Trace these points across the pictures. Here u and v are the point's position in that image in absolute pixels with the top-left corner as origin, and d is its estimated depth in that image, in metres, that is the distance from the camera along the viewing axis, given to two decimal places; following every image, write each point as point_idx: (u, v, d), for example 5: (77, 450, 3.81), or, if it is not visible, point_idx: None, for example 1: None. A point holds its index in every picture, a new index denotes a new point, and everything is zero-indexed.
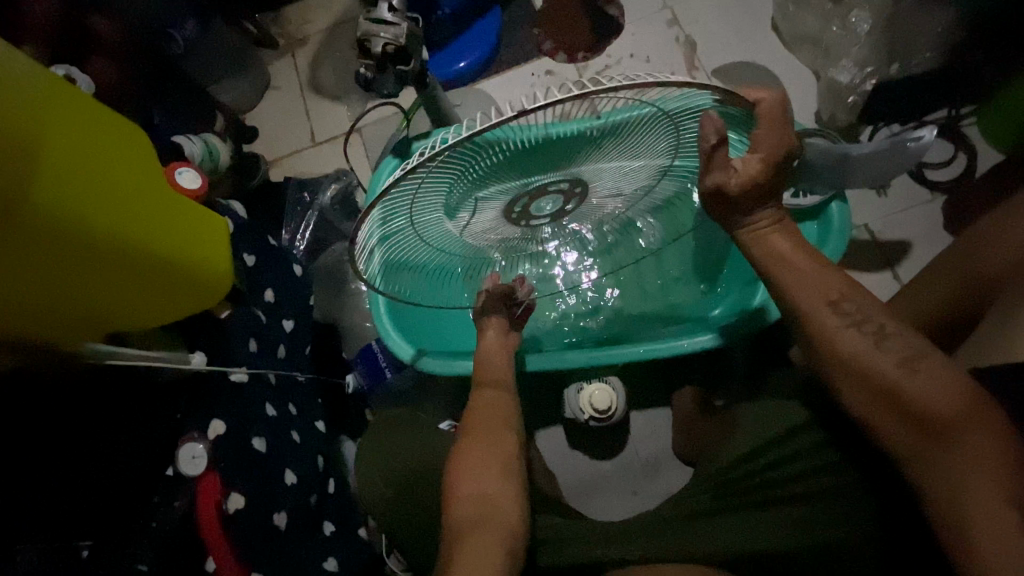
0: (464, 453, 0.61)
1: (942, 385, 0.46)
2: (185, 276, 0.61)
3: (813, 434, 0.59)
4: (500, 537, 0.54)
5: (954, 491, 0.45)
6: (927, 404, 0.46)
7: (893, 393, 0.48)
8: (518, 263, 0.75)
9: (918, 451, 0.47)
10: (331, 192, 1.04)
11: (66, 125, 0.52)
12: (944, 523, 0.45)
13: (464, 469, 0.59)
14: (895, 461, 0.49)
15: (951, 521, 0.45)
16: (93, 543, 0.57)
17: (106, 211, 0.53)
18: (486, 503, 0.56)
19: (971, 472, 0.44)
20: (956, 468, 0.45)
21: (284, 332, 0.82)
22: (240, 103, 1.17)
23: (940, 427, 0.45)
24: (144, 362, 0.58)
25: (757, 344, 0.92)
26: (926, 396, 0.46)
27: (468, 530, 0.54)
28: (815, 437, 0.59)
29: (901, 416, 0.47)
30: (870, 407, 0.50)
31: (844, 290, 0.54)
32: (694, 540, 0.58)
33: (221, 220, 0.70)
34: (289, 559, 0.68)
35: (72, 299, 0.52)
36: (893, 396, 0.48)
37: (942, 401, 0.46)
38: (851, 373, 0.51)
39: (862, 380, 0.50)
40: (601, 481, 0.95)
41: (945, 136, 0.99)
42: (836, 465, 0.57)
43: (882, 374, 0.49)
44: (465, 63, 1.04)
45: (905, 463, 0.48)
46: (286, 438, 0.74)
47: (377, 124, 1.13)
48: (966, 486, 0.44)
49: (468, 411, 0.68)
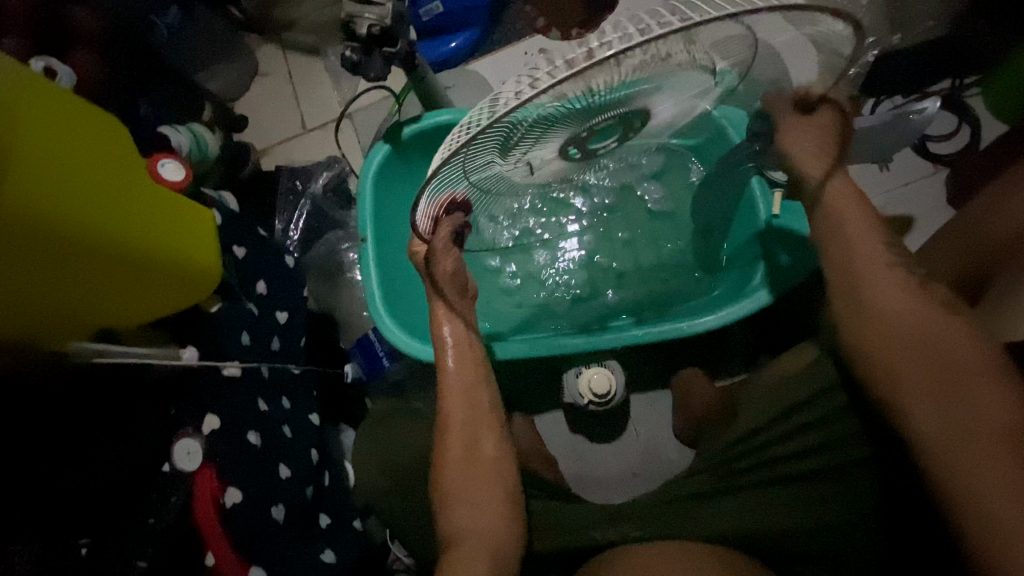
0: (455, 438, 0.59)
1: (966, 351, 0.48)
2: (173, 270, 0.60)
3: (835, 402, 0.58)
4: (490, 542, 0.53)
5: (957, 454, 0.46)
6: (933, 359, 0.49)
7: (903, 349, 0.50)
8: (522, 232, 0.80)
9: (924, 411, 0.48)
10: (323, 180, 1.03)
11: (40, 118, 0.50)
12: (951, 486, 0.46)
13: (458, 457, 0.58)
14: (899, 425, 0.50)
15: (954, 484, 0.46)
16: (91, 541, 0.56)
17: (87, 203, 0.52)
18: (483, 496, 0.55)
19: (973, 431, 0.46)
20: (959, 427, 0.46)
21: (277, 324, 0.81)
22: (226, 92, 1.14)
23: (945, 383, 0.48)
24: (132, 359, 0.57)
25: (757, 321, 0.93)
26: (930, 352, 0.49)
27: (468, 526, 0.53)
28: (836, 404, 0.58)
29: (929, 382, 0.48)
30: (882, 367, 0.51)
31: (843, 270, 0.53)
32: (701, 519, 0.58)
33: (207, 212, 0.69)
34: (287, 550, 0.69)
35: (56, 296, 0.51)
36: (907, 350, 0.50)
37: (950, 357, 0.48)
38: (878, 340, 0.52)
39: (888, 345, 0.51)
40: (602, 465, 0.94)
41: (949, 106, 0.96)
42: (854, 437, 0.57)
43: (896, 331, 0.51)
44: (456, 43, 0.99)
45: (911, 426, 0.49)
46: (277, 434, 0.73)
47: (367, 108, 1.10)
48: (969, 446, 0.46)
49: (442, 384, 0.62)
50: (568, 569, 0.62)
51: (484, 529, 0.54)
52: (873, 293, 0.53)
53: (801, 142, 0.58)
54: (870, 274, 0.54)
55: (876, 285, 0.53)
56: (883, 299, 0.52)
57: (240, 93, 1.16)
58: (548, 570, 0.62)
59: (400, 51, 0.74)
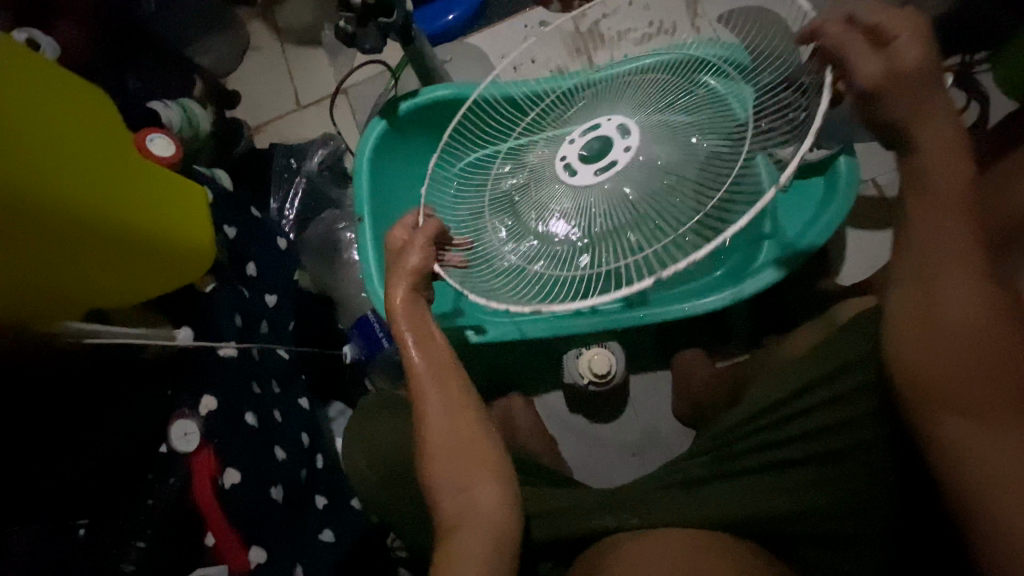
0: (438, 423, 0.56)
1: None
2: (167, 249, 0.59)
3: (852, 382, 0.57)
4: (498, 526, 0.52)
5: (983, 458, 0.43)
6: (993, 379, 0.43)
7: (932, 356, 0.44)
8: (526, 214, 0.74)
9: (970, 435, 0.44)
10: (318, 158, 1.01)
11: (21, 91, 0.49)
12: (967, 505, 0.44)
13: (442, 425, 0.56)
14: (940, 445, 0.46)
15: (980, 499, 0.44)
16: (89, 522, 0.55)
17: (74, 180, 0.50)
18: (472, 497, 0.53)
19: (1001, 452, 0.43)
20: (1001, 451, 0.43)
21: (264, 307, 0.79)
22: (216, 67, 1.10)
23: (1005, 405, 0.43)
24: (128, 339, 0.56)
25: (763, 301, 0.92)
26: (994, 363, 0.43)
27: (458, 525, 0.52)
28: (852, 384, 0.57)
29: (985, 396, 0.43)
30: (936, 389, 0.45)
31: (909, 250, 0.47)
32: (689, 507, 0.58)
33: (200, 189, 0.67)
34: (286, 531, 0.69)
35: (49, 275, 0.49)
36: (958, 352, 0.43)
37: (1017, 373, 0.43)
38: (933, 344, 0.44)
39: (950, 353, 0.44)
40: (598, 447, 0.95)
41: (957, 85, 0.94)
42: (860, 420, 0.56)
43: (969, 342, 0.43)
44: (454, 15, 0.90)
45: (948, 447, 0.45)
46: (271, 415, 0.72)
47: (363, 84, 1.08)
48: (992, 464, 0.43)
49: (414, 375, 0.58)
50: (568, 552, 0.62)
51: (489, 511, 0.52)
52: (951, 285, 0.44)
53: (904, 106, 0.46)
54: (936, 261, 0.44)
55: (950, 281, 0.44)
56: (955, 304, 0.44)
57: (233, 69, 1.13)
58: (548, 555, 0.62)
59: (396, 22, 0.72)
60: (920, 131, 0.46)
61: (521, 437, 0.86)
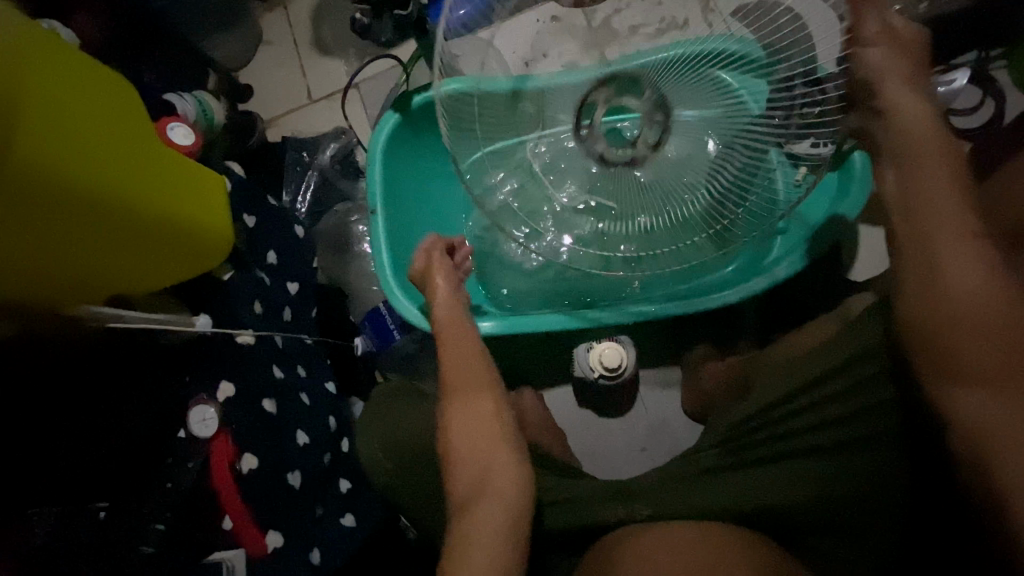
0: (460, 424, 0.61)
1: None
2: (188, 236, 0.60)
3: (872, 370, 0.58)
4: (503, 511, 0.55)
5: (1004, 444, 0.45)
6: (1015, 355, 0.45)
7: (974, 337, 0.46)
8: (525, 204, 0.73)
9: (994, 417, 0.46)
10: (330, 151, 1.01)
11: (52, 77, 0.50)
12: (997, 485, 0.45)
13: (461, 430, 0.60)
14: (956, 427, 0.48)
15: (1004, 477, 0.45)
16: (109, 505, 0.56)
17: (100, 166, 0.52)
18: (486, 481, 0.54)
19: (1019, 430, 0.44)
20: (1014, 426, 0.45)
21: (287, 295, 0.81)
22: (229, 60, 1.11)
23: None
24: (150, 324, 0.57)
25: (775, 299, 0.92)
26: (997, 326, 0.46)
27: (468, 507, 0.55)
28: (869, 371, 0.58)
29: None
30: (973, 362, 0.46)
31: (905, 216, 0.51)
32: (709, 496, 0.57)
33: (218, 177, 0.69)
34: (304, 517, 0.70)
35: (77, 260, 0.51)
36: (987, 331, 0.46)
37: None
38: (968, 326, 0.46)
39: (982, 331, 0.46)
40: (611, 440, 0.95)
41: (976, 79, 0.93)
42: (880, 407, 0.57)
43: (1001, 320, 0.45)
44: None
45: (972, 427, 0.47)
46: (294, 400, 0.74)
47: (375, 78, 1.08)
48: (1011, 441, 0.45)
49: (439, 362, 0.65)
50: (579, 543, 0.62)
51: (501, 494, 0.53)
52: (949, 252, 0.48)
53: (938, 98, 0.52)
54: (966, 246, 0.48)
55: (950, 249, 0.48)
56: (953, 277, 0.47)
57: (246, 62, 1.14)
58: (559, 545, 0.62)
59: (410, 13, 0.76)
60: (909, 106, 0.52)
61: (532, 429, 0.86)
